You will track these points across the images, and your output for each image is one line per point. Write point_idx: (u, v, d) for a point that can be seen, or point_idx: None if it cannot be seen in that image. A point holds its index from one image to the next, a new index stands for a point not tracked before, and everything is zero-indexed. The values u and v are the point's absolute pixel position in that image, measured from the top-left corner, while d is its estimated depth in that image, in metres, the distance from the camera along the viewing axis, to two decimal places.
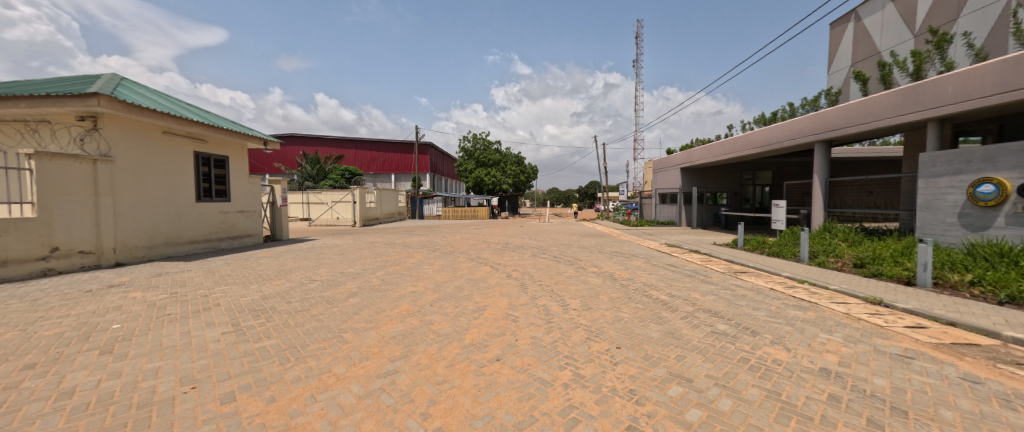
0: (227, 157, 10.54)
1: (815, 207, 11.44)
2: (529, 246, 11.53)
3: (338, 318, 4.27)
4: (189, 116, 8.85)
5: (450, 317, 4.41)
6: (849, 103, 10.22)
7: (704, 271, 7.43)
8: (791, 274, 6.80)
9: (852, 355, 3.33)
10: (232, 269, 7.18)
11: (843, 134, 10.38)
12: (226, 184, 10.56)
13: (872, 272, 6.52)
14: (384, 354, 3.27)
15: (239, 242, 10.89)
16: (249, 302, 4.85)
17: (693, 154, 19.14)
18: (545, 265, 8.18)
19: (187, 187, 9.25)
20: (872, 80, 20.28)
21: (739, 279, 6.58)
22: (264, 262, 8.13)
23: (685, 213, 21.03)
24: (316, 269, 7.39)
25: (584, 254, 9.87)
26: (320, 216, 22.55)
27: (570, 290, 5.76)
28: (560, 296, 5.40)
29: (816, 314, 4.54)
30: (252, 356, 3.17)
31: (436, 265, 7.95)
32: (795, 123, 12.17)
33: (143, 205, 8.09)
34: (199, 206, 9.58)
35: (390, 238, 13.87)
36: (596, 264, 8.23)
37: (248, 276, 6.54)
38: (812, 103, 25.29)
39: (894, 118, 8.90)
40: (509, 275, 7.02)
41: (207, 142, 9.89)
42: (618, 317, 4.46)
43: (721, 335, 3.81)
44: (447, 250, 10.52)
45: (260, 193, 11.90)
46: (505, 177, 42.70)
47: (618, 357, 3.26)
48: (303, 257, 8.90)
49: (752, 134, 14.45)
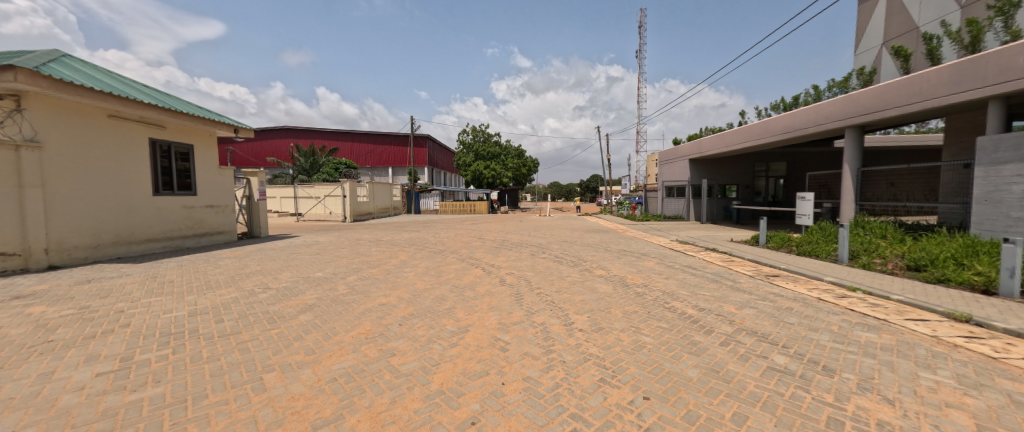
0: (192, 146, 9.48)
1: (845, 200, 10.25)
2: (528, 244, 10.46)
3: (272, 347, 3.23)
4: (140, 98, 7.78)
5: (420, 344, 3.36)
6: (889, 82, 9.08)
7: (731, 275, 6.35)
8: (835, 279, 5.71)
9: (989, 414, 2.29)
10: (180, 274, 6.15)
11: (880, 117, 9.24)
12: (191, 177, 9.53)
13: (937, 277, 5.44)
14: (307, 414, 2.24)
15: (208, 239, 9.92)
16: (169, 322, 3.83)
17: (703, 145, 17.92)
18: (545, 267, 7.12)
19: (142, 178, 8.22)
20: (916, 55, 18.91)
21: (775, 287, 5.52)
22: (223, 264, 7.09)
23: (694, 207, 19.91)
24: (279, 273, 6.35)
25: (589, 253, 8.87)
26: (310, 211, 21.55)
27: (575, 302, 4.72)
28: (563, 310, 4.38)
29: (896, 339, 3.50)
30: (109, 420, 2.14)
31: (420, 268, 6.92)
32: (822, 107, 10.97)
33: (85, 199, 7.07)
34: (157, 201, 8.56)
35: (378, 234, 12.88)
36: (604, 266, 7.16)
37: (192, 283, 5.51)
38: (841, 85, 24.01)
39: (945, 98, 7.78)
40: (502, 280, 6.00)
41: (168, 128, 8.83)
42: (639, 343, 3.43)
43: (785, 376, 2.76)
44: (437, 248, 9.52)
45: (232, 186, 10.86)
46: (505, 171, 41.59)
47: (649, 417, 2.23)
48: (271, 257, 7.87)
49: (771, 121, 13.24)
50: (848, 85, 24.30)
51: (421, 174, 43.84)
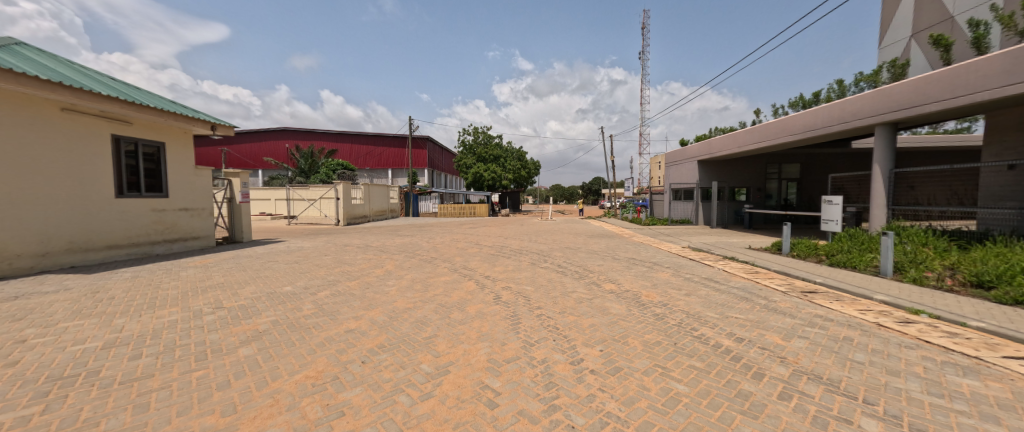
0: (163, 143, 8.74)
1: (875, 204, 9.32)
2: (528, 251, 9.65)
3: (182, 401, 2.41)
4: (100, 90, 7.06)
5: (381, 397, 2.52)
6: (925, 74, 8.26)
7: (761, 292, 5.48)
8: (889, 299, 4.85)
9: None
10: (128, 288, 5.35)
11: (918, 113, 8.36)
12: (162, 177, 8.77)
13: (1012, 298, 4.55)
14: None
15: (181, 245, 9.18)
16: (70, 359, 3.01)
17: (713, 145, 17.05)
18: (546, 280, 6.29)
19: (102, 179, 7.46)
20: (957, 44, 17.87)
21: (820, 308, 4.65)
22: (183, 276, 6.30)
23: (703, 210, 19.03)
24: (242, 287, 5.56)
25: (595, 262, 8.03)
26: (303, 214, 20.82)
27: (584, 328, 3.88)
28: (569, 341, 3.53)
29: (1012, 390, 2.65)
30: None
31: (405, 281, 6.09)
32: (848, 104, 10.11)
33: (29, 201, 6.31)
34: (121, 203, 7.79)
35: (368, 239, 12.09)
36: (614, 279, 6.31)
37: (134, 300, 4.71)
38: (868, 80, 23.06)
39: (997, 89, 6.95)
40: (497, 297, 5.16)
41: (135, 124, 8.11)
42: (672, 393, 2.59)
43: None
44: (429, 256, 8.73)
45: (210, 187, 10.10)
46: (506, 173, 40.72)
47: None
48: (242, 267, 7.08)
49: (790, 119, 12.37)
50: (875, 80, 23.14)
51: (421, 177, 43.00)
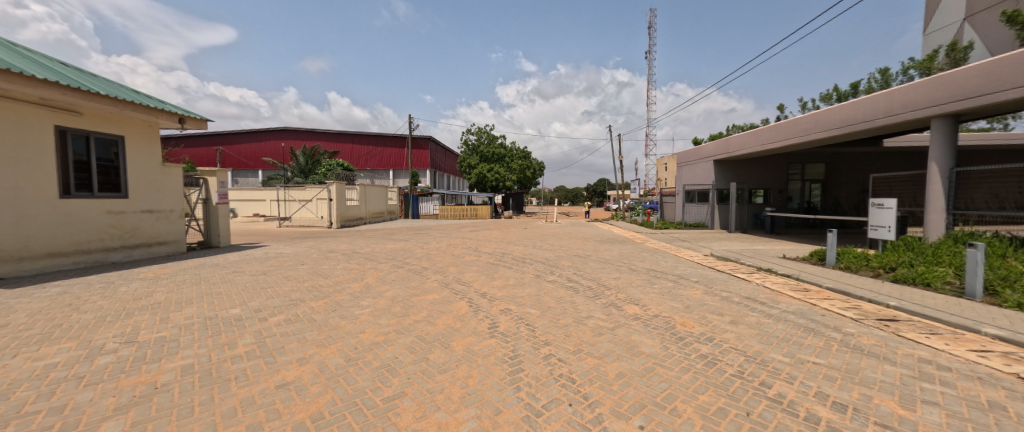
0: (122, 137, 7.80)
1: (931, 208, 8.09)
2: (532, 260, 8.53)
3: None
4: (44, 74, 6.18)
5: None
6: (997, 56, 7.02)
7: (827, 320, 4.34)
8: (1005, 334, 3.68)
9: None
10: (38, 310, 4.31)
11: (990, 101, 7.09)
12: (121, 175, 7.81)
13: None
14: None
15: (144, 251, 8.20)
16: None
17: (732, 144, 15.85)
18: (554, 300, 5.16)
19: (41, 177, 6.49)
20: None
21: (920, 348, 3.51)
22: (121, 291, 5.27)
23: (719, 213, 17.81)
24: (179, 309, 4.50)
25: (611, 274, 6.92)
26: (296, 215, 19.89)
27: (611, 383, 2.77)
28: (591, 408, 2.43)
29: None
30: None
31: (383, 300, 5.02)
32: (897, 94, 8.88)
33: None
34: (67, 205, 6.83)
35: (356, 245, 11.06)
36: (636, 300, 5.19)
37: (30, 331, 3.68)
38: (921, 64, 21.27)
39: None
40: (493, 326, 4.06)
41: (87, 115, 7.18)
42: None
43: None
44: (419, 265, 7.67)
45: (181, 187, 9.15)
46: (510, 174, 39.51)
47: None
48: (197, 280, 6.05)
49: (822, 114, 11.15)
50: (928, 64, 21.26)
51: (421, 177, 42.12)
